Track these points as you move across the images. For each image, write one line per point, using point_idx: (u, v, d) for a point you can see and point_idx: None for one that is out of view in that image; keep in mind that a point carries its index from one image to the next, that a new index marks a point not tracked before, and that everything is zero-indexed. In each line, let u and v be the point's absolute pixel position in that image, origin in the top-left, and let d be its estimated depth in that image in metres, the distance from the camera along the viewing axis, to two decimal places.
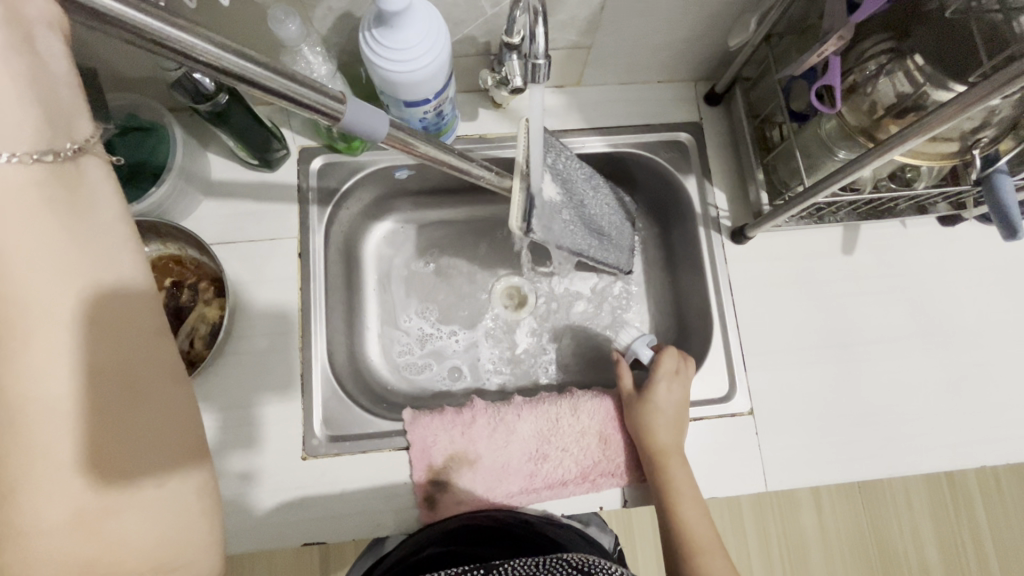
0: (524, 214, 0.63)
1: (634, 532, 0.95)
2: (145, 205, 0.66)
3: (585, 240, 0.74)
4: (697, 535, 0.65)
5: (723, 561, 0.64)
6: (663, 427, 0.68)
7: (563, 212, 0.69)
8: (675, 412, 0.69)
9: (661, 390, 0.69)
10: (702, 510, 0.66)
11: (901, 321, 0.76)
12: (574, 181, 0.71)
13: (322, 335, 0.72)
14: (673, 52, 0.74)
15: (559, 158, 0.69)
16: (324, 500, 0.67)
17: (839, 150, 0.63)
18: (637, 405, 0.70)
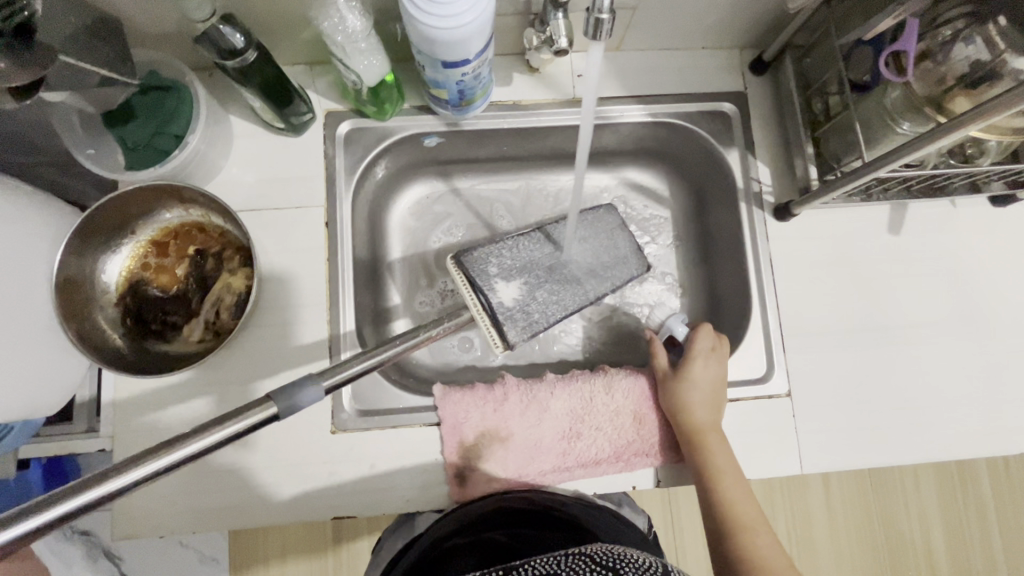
0: (499, 336, 0.63)
1: (651, 507, 0.97)
2: (169, 167, 0.63)
3: (573, 290, 0.70)
4: (741, 513, 0.63)
5: (769, 540, 0.62)
6: (702, 407, 0.66)
7: (538, 293, 0.67)
8: (713, 391, 0.67)
9: (698, 369, 0.68)
10: (743, 488, 0.64)
11: (946, 303, 0.74)
12: (535, 259, 0.70)
13: (349, 307, 0.70)
14: (722, 16, 0.70)
15: (504, 257, 0.67)
16: (353, 474, 0.66)
17: (902, 123, 0.59)
18: (673, 383, 0.68)
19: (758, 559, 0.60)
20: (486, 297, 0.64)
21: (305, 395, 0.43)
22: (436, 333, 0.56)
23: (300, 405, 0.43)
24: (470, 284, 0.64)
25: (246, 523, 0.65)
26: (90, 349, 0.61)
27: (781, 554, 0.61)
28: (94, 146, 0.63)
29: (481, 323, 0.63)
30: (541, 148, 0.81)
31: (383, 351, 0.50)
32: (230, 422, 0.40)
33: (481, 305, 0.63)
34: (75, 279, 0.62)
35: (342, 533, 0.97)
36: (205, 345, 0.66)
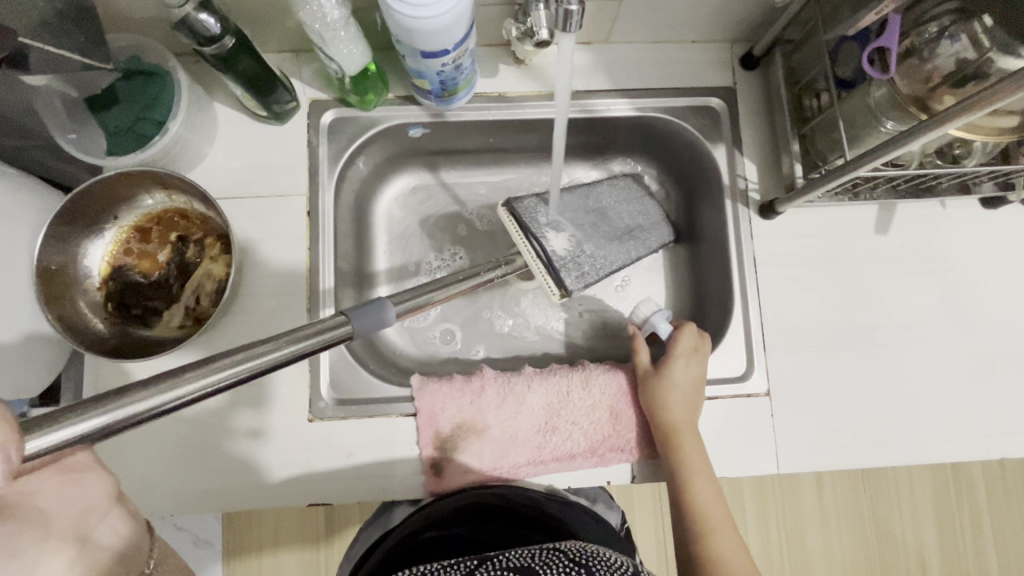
0: (556, 283, 0.68)
1: (636, 503, 0.97)
2: (151, 152, 0.63)
3: (616, 246, 0.74)
4: (711, 514, 0.64)
5: (734, 542, 0.63)
6: (679, 406, 0.66)
7: (587, 245, 0.71)
8: (691, 390, 0.67)
9: (677, 367, 0.67)
10: (715, 490, 0.64)
11: (931, 306, 0.73)
12: (581, 215, 0.74)
13: (329, 296, 0.71)
14: (712, 9, 0.69)
15: (552, 210, 0.72)
16: (329, 463, 0.66)
17: (887, 121, 0.58)
18: (652, 380, 0.68)
19: (718, 559, 0.62)
20: (541, 244, 0.68)
21: (375, 316, 0.48)
22: (488, 276, 0.64)
23: (374, 323, 0.48)
24: (523, 231, 0.69)
25: (223, 508, 0.65)
26: (70, 332, 0.61)
27: (744, 557, 0.62)
28: (74, 129, 0.63)
29: (538, 271, 0.68)
30: (528, 141, 0.81)
31: (437, 290, 0.58)
32: (301, 340, 0.41)
33: (536, 253, 0.68)
34: (56, 262, 0.62)
35: (334, 520, 0.98)
36: (185, 330, 0.67)
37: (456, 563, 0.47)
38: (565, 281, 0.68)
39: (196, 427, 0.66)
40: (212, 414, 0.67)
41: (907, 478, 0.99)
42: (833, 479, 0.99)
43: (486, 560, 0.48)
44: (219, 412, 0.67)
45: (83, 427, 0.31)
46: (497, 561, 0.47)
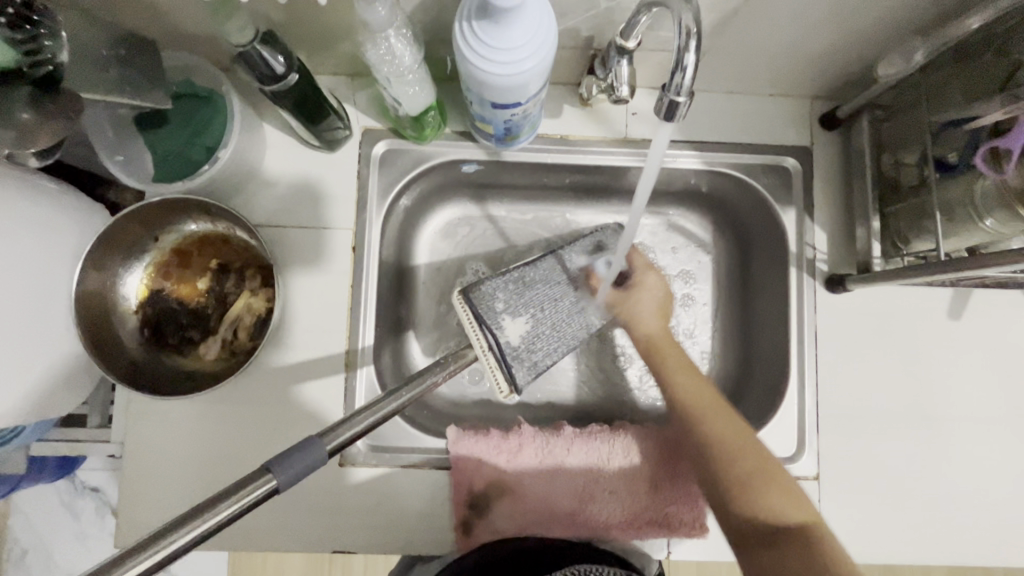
0: (507, 380, 0.57)
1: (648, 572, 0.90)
2: (197, 182, 0.61)
3: (569, 326, 0.65)
4: (725, 438, 0.56)
5: (757, 463, 0.54)
6: (664, 350, 0.63)
7: (544, 330, 0.62)
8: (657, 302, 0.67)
9: (653, 277, 0.69)
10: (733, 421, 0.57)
11: (999, 402, 0.69)
12: (540, 290, 0.64)
13: (369, 337, 0.68)
14: (800, 66, 0.64)
15: (506, 288, 0.61)
16: (358, 511, 0.65)
17: (988, 217, 0.53)
18: (631, 306, 0.66)
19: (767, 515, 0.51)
20: (493, 335, 0.58)
21: (307, 460, 0.38)
22: (435, 382, 0.49)
23: (301, 472, 0.38)
24: (476, 319, 0.58)
25: (247, 547, 0.64)
26: (105, 363, 0.59)
27: (779, 479, 0.53)
28: (120, 152, 0.59)
29: (487, 365, 0.57)
30: (584, 183, 0.76)
31: (386, 406, 0.44)
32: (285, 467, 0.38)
33: (486, 345, 0.57)
34: (95, 288, 0.60)
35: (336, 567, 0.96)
36: (220, 362, 0.65)
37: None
38: (518, 377, 0.58)
39: (227, 462, 0.65)
40: (243, 449, 0.65)
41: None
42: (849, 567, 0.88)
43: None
44: (249, 448, 0.65)
45: None
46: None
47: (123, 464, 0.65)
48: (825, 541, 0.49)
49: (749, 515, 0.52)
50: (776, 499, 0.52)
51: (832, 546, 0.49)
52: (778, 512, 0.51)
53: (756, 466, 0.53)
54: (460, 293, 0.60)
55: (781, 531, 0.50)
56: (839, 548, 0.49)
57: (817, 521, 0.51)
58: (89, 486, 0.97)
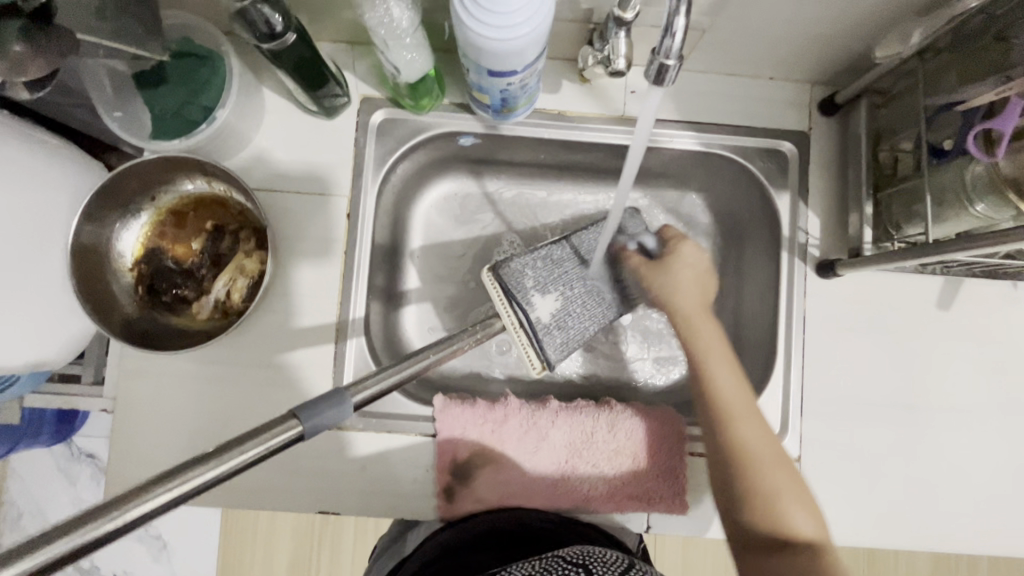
0: (539, 356, 0.61)
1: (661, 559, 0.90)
2: (194, 141, 0.61)
3: (602, 303, 0.68)
4: (728, 399, 0.58)
5: (753, 423, 0.57)
6: (678, 284, 0.64)
7: (575, 307, 0.65)
8: (699, 282, 0.65)
9: (686, 250, 0.67)
10: (736, 378, 0.59)
11: (983, 392, 0.69)
12: (567, 272, 0.66)
13: (360, 303, 0.69)
14: (800, 49, 0.64)
15: (532, 267, 0.64)
16: (344, 474, 0.66)
17: (979, 203, 0.53)
18: (650, 272, 0.66)
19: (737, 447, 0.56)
20: (524, 312, 0.61)
21: (334, 411, 0.39)
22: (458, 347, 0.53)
23: (323, 423, 0.39)
24: (506, 298, 0.61)
25: (233, 504, 0.65)
26: (99, 316, 0.60)
27: (766, 443, 0.56)
28: (120, 108, 0.61)
29: (518, 341, 0.61)
30: (581, 161, 0.77)
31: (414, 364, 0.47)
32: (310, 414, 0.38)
33: (517, 322, 0.61)
34: (90, 243, 0.61)
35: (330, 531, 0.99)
36: (213, 322, 0.66)
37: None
38: (548, 352, 0.62)
39: (217, 421, 0.66)
40: (232, 408, 0.66)
41: (906, 566, 0.91)
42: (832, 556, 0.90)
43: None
44: (239, 408, 0.66)
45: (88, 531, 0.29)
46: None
47: (114, 419, 0.66)
48: (802, 525, 0.53)
49: (738, 475, 0.55)
50: (768, 468, 0.55)
51: (807, 528, 0.53)
52: (744, 438, 0.56)
53: (755, 434, 0.56)
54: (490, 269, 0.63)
55: (757, 504, 0.54)
56: (820, 530, 0.54)
57: (754, 451, 0.56)
58: (86, 452, 0.99)
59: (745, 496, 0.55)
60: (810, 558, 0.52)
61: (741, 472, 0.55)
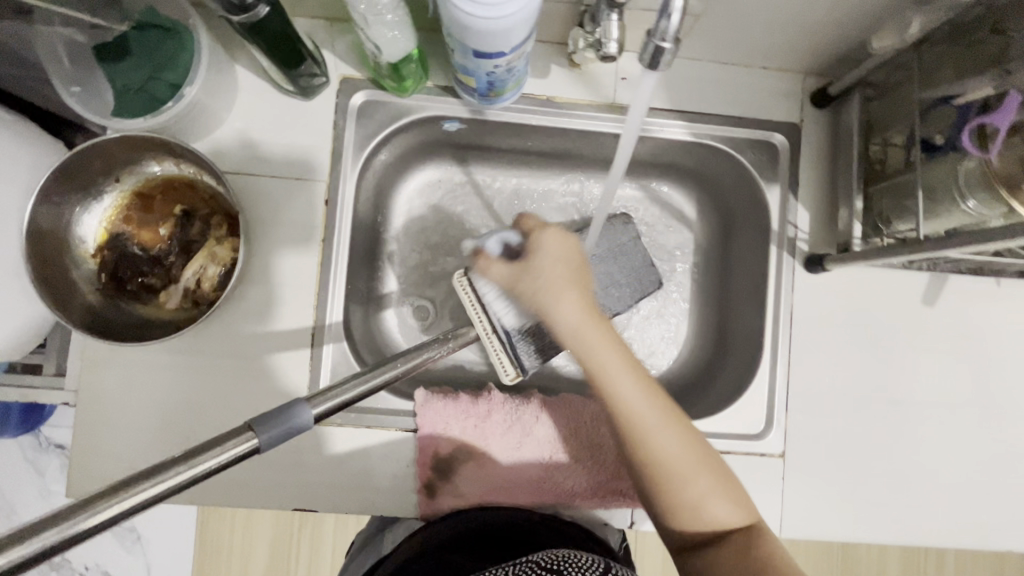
0: (511, 361, 0.61)
1: (642, 550, 0.90)
2: (159, 120, 0.58)
3: None
4: (631, 407, 0.52)
5: (668, 432, 0.52)
6: (556, 301, 0.53)
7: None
8: (566, 271, 0.55)
9: (550, 240, 0.56)
10: (639, 381, 0.52)
11: (963, 389, 0.69)
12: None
13: (339, 293, 0.66)
14: (794, 38, 0.62)
15: None
16: (321, 469, 0.64)
17: (970, 199, 0.53)
18: (519, 280, 0.56)
19: (659, 458, 0.52)
20: (498, 318, 0.60)
21: (293, 420, 0.38)
22: (428, 356, 0.51)
23: (287, 431, 0.37)
24: (480, 304, 0.61)
25: (203, 500, 0.63)
26: (58, 304, 0.57)
27: (683, 448, 0.52)
28: (79, 83, 0.57)
29: (492, 347, 0.61)
30: (569, 150, 0.75)
31: (379, 374, 0.45)
32: (263, 430, 0.36)
33: (490, 328, 0.60)
34: (47, 227, 0.57)
35: (305, 525, 0.96)
36: (182, 312, 0.63)
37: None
38: (523, 358, 0.62)
39: (186, 415, 0.63)
40: (203, 401, 0.63)
41: (879, 554, 0.93)
42: (806, 545, 0.91)
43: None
44: (210, 400, 0.63)
45: (34, 547, 0.27)
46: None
47: (77, 412, 0.63)
48: (717, 510, 0.52)
49: (651, 476, 0.53)
50: (684, 471, 0.52)
51: (724, 514, 0.52)
52: (707, 510, 0.52)
53: (673, 443, 0.52)
54: (463, 272, 0.63)
55: (679, 506, 0.52)
56: (733, 514, 0.52)
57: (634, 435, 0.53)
58: (54, 442, 0.95)
59: (665, 512, 0.53)
60: (741, 549, 0.50)
61: (653, 480, 0.53)
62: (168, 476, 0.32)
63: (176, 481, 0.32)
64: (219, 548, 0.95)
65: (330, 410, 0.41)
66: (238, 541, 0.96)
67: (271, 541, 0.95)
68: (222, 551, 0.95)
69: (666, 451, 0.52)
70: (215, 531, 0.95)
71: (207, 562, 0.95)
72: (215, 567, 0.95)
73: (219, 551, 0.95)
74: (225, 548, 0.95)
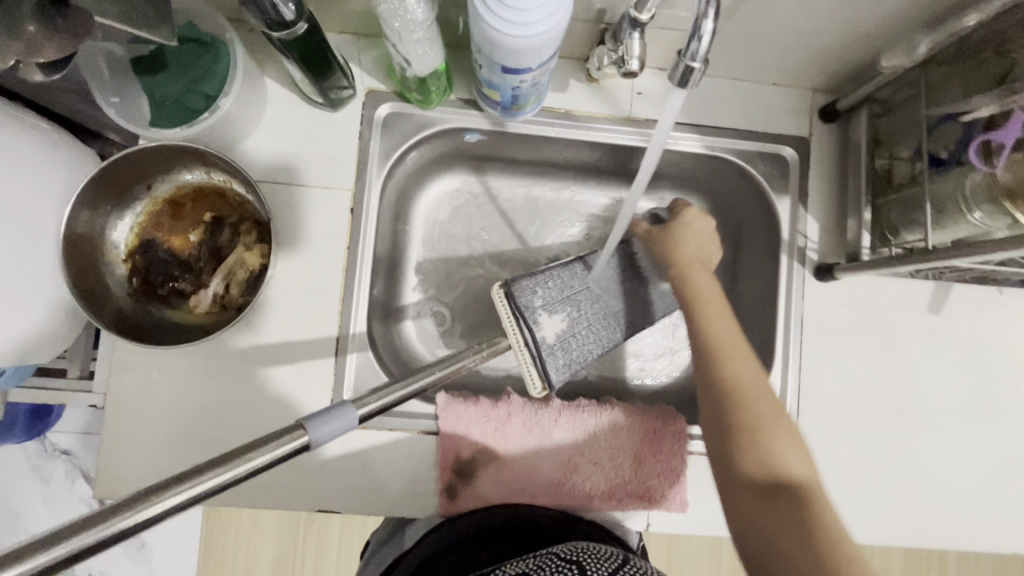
0: (541, 376, 0.60)
1: (651, 555, 0.91)
2: (195, 130, 0.60)
3: (610, 327, 0.67)
4: (722, 343, 0.57)
5: (770, 400, 0.53)
6: (694, 270, 0.63)
7: (581, 329, 0.64)
8: (695, 248, 0.65)
9: (694, 216, 0.68)
10: (735, 329, 0.58)
11: (968, 395, 0.71)
12: (576, 292, 0.66)
13: (363, 299, 0.68)
14: (805, 57, 0.65)
15: (540, 287, 0.63)
16: (344, 471, 0.65)
17: (977, 210, 0.55)
18: (671, 241, 0.66)
19: (741, 382, 0.54)
20: (531, 331, 0.60)
21: (343, 419, 0.39)
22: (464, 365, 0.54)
23: (335, 431, 0.39)
24: (513, 317, 0.60)
25: (227, 501, 0.64)
26: (92, 308, 0.58)
27: (771, 396, 0.54)
28: (118, 94, 0.59)
29: (521, 359, 0.60)
30: (585, 161, 0.77)
31: (418, 379, 0.48)
32: (314, 428, 0.38)
33: (523, 340, 0.60)
34: (84, 231, 0.59)
35: (315, 529, 0.96)
36: (211, 316, 0.64)
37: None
38: (551, 373, 0.61)
39: (213, 415, 0.64)
40: (229, 403, 0.65)
41: (883, 559, 0.94)
42: None
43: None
44: (236, 403, 0.65)
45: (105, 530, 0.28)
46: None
47: (105, 413, 0.64)
48: (798, 462, 0.50)
49: (735, 425, 0.52)
50: (770, 421, 0.52)
51: (800, 467, 0.50)
52: (790, 463, 0.50)
53: (764, 392, 0.54)
54: (501, 284, 0.62)
55: (762, 450, 0.51)
56: (812, 473, 0.50)
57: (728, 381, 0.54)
58: (61, 448, 0.94)
59: (740, 447, 0.52)
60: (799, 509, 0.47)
61: (737, 411, 0.53)
62: (228, 467, 0.33)
63: (236, 471, 0.33)
64: (228, 553, 0.96)
65: (371, 412, 0.43)
66: (246, 546, 0.96)
67: (280, 546, 0.96)
68: (231, 555, 0.96)
69: (750, 377, 0.55)
70: (224, 536, 0.96)
71: (215, 567, 0.96)
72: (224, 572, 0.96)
73: (228, 555, 0.96)
74: (233, 553, 0.96)
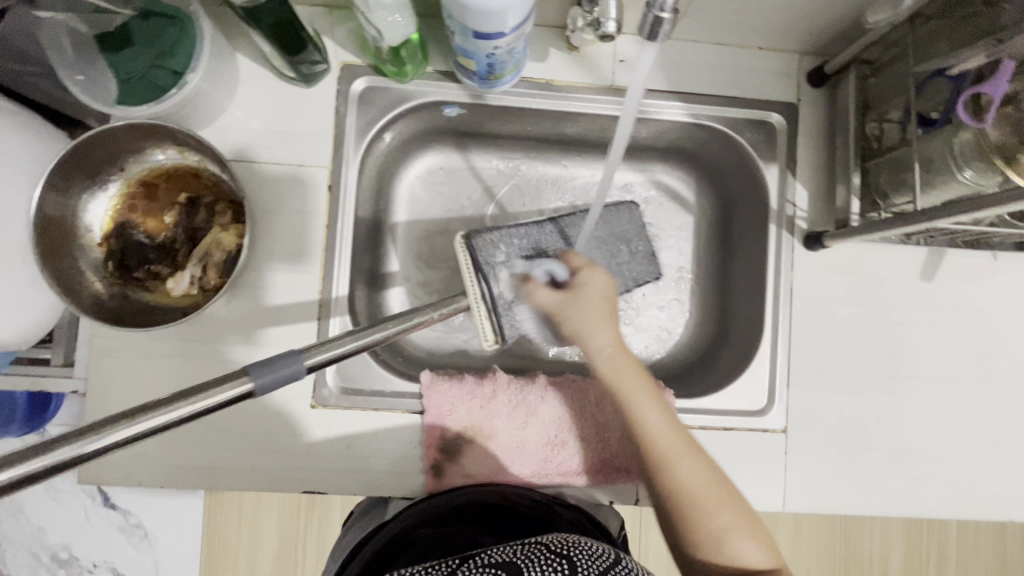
0: (493, 329, 0.60)
1: (646, 533, 0.90)
2: (163, 107, 0.58)
3: None
4: (659, 445, 0.57)
5: (690, 463, 0.56)
6: (593, 331, 0.60)
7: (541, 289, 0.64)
8: (604, 307, 0.61)
9: (596, 276, 0.63)
10: (665, 415, 0.58)
11: (962, 363, 0.70)
12: (541, 252, 0.67)
13: (344, 277, 0.67)
14: (789, 18, 0.63)
15: (502, 245, 0.64)
16: (328, 452, 0.64)
17: (967, 168, 0.54)
18: (563, 308, 0.62)
19: (680, 491, 0.56)
20: (487, 284, 0.61)
21: (287, 368, 0.40)
22: (425, 319, 0.52)
23: (281, 379, 0.40)
24: (473, 269, 0.62)
25: (212, 484, 0.64)
26: (67, 292, 0.57)
27: (707, 483, 0.56)
28: (83, 72, 0.57)
29: (478, 312, 0.60)
30: (568, 133, 0.75)
31: (375, 333, 0.47)
32: (261, 375, 0.39)
33: (480, 294, 0.61)
34: (55, 213, 0.58)
35: (312, 510, 0.96)
36: (189, 299, 0.63)
37: (438, 564, 0.47)
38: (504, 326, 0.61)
39: None
40: None
41: (880, 531, 0.94)
42: (808, 522, 0.92)
43: (469, 559, 0.47)
44: None
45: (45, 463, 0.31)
46: (480, 559, 0.48)
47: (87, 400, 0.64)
48: (745, 550, 0.55)
49: (677, 510, 0.56)
50: (707, 506, 0.55)
51: (752, 554, 0.55)
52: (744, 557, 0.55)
53: (697, 476, 0.56)
54: (463, 237, 0.63)
55: (702, 540, 0.55)
56: (762, 556, 0.55)
57: (694, 496, 0.55)
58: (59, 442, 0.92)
59: (696, 545, 0.56)
60: None
61: (684, 523, 0.56)
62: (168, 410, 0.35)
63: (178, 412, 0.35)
64: (227, 535, 0.96)
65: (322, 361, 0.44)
66: (243, 528, 0.96)
67: (279, 527, 0.96)
68: (230, 537, 0.96)
69: (694, 484, 0.56)
70: (221, 520, 0.96)
71: (214, 550, 0.96)
72: (223, 554, 0.96)
73: (226, 538, 0.96)
74: (232, 535, 0.96)
